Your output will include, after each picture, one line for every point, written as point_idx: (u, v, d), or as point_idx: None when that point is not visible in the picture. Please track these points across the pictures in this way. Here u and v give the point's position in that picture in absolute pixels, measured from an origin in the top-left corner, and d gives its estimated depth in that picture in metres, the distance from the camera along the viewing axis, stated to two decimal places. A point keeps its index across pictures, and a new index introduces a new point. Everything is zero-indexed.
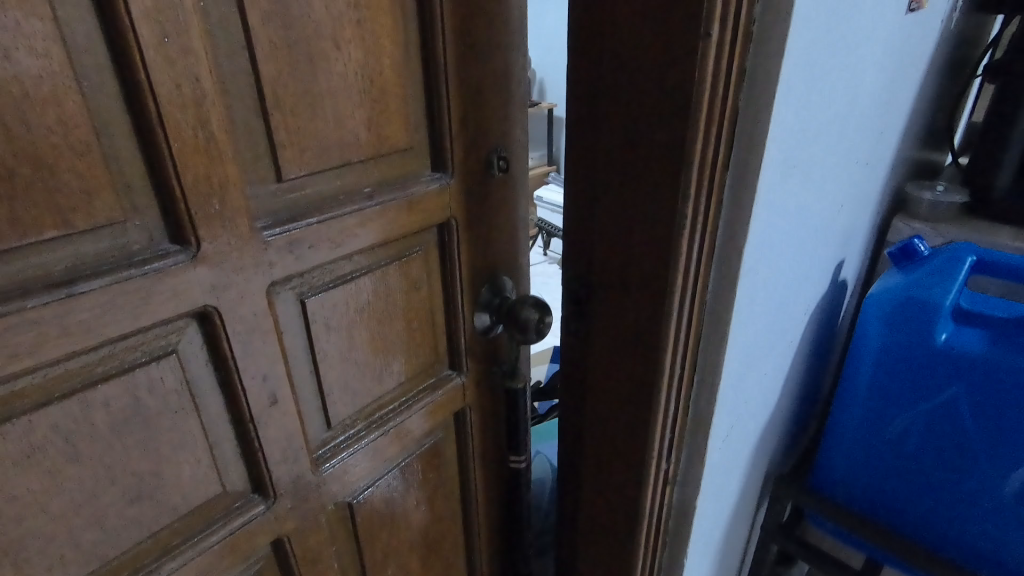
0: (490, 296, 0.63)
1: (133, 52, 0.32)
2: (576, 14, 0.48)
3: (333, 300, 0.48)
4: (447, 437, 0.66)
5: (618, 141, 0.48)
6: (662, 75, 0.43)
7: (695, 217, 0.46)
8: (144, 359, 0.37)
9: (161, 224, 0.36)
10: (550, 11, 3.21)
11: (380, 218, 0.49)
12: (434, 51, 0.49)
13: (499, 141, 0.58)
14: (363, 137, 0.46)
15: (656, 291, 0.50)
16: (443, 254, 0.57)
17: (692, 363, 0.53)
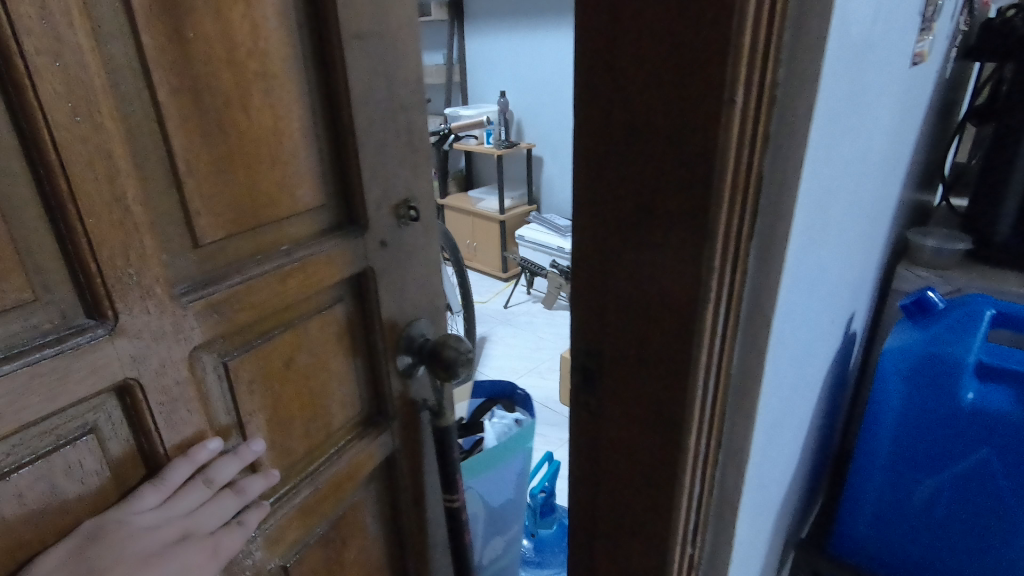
0: (409, 340, 0.76)
1: (44, 137, 0.38)
2: (583, 70, 0.43)
3: (261, 348, 0.58)
4: (377, 475, 0.78)
5: (631, 210, 0.44)
6: (677, 141, 0.39)
7: (718, 289, 0.41)
8: (63, 436, 0.43)
9: (78, 301, 0.42)
10: (528, 56, 3.28)
11: (299, 271, 0.59)
12: (342, 107, 0.60)
13: (407, 194, 0.70)
14: (280, 201, 0.57)
15: (677, 369, 0.45)
16: (360, 301, 0.69)
17: (717, 443, 0.49)
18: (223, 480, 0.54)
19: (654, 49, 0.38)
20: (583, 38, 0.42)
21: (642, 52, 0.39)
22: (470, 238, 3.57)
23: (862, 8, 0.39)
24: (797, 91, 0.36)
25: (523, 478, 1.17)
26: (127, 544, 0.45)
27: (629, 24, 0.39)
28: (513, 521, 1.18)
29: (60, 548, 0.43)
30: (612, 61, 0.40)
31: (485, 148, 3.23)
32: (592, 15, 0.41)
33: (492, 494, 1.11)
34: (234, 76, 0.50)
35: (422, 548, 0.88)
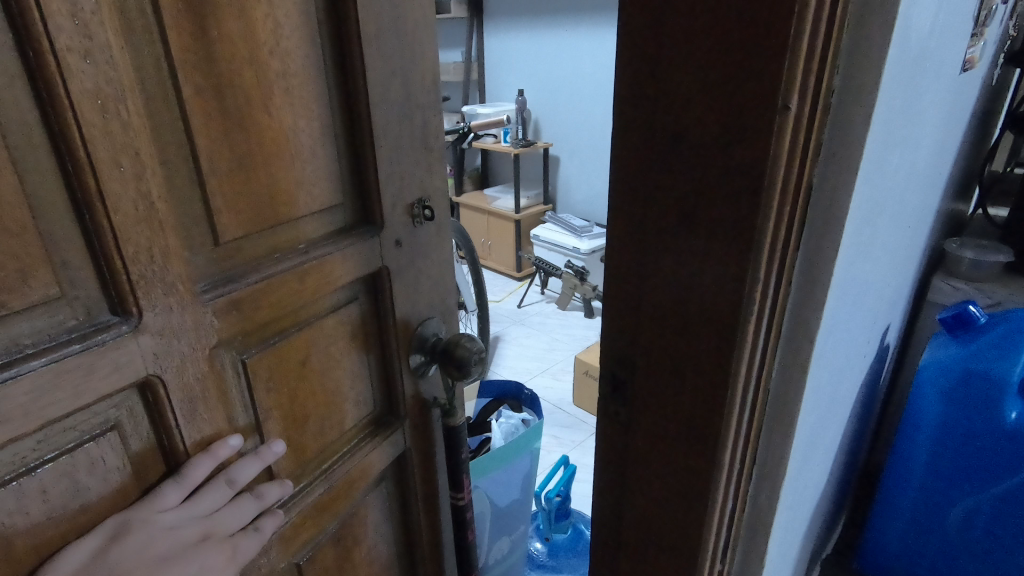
0: (423, 340, 0.74)
1: (73, 133, 0.37)
2: (626, 73, 0.41)
3: (276, 347, 0.56)
4: (389, 475, 0.76)
5: (676, 220, 0.42)
6: (724, 149, 0.37)
7: (761, 302, 0.40)
8: (85, 433, 0.42)
9: (103, 298, 0.41)
10: (546, 54, 3.25)
11: (316, 270, 0.58)
12: (358, 105, 0.59)
13: (421, 193, 0.68)
14: (298, 198, 0.55)
15: (714, 385, 0.43)
16: (374, 301, 0.67)
17: (751, 458, 0.47)
18: (244, 481, 0.53)
19: (702, 53, 0.36)
20: (628, 40, 0.40)
21: (690, 57, 0.37)
22: (484, 237, 3.55)
23: (923, 15, 0.37)
24: (853, 100, 0.35)
25: (529, 478, 1.15)
26: (148, 543, 0.45)
27: (677, 27, 0.37)
28: (519, 520, 1.17)
29: (84, 544, 0.42)
30: (658, 65, 0.39)
31: (502, 146, 3.21)
32: (639, 16, 0.39)
33: (499, 495, 1.09)
34: (256, 74, 0.49)
35: (433, 552, 0.87)
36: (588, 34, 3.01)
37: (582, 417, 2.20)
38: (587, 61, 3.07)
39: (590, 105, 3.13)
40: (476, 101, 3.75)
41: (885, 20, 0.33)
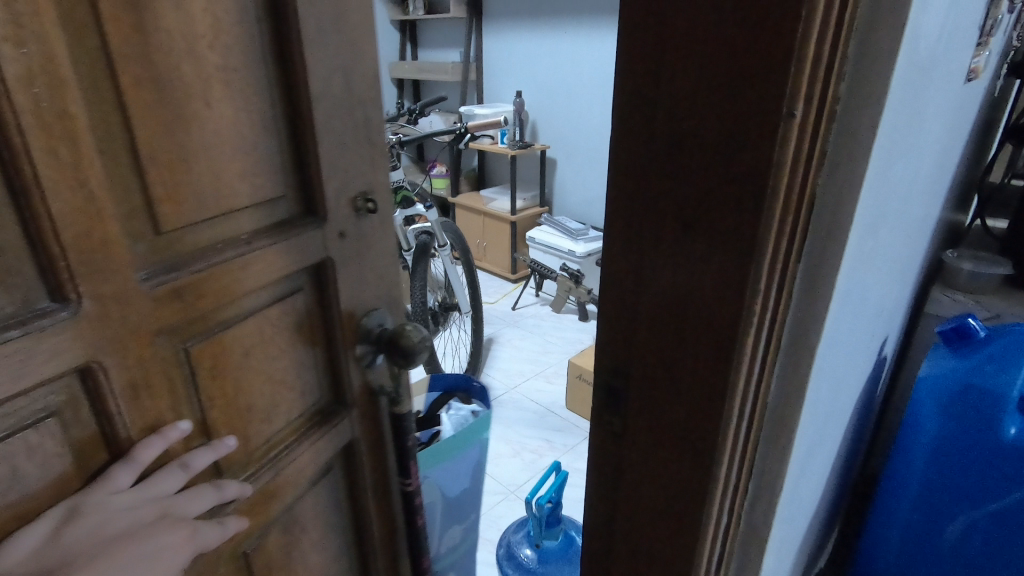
0: (372, 330, 0.70)
1: (7, 114, 0.35)
2: (626, 74, 0.40)
3: (218, 339, 0.53)
4: (341, 470, 0.74)
5: (673, 226, 0.41)
6: (726, 155, 0.36)
7: (762, 314, 0.39)
8: (22, 422, 0.39)
9: (41, 286, 0.39)
10: (544, 57, 3.25)
11: (260, 259, 0.55)
12: (300, 93, 0.55)
13: (365, 183, 0.65)
14: (241, 186, 0.52)
15: (711, 398, 0.42)
16: (321, 293, 0.64)
17: (748, 472, 0.46)
18: (200, 468, 0.52)
19: (702, 56, 0.35)
20: (628, 41, 0.39)
21: (689, 59, 0.36)
22: (480, 238, 3.54)
23: (931, 22, 0.36)
24: (862, 107, 0.34)
25: (480, 468, 1.15)
26: (101, 526, 0.44)
27: (677, 28, 0.36)
28: (470, 510, 1.17)
29: (32, 530, 0.41)
30: (659, 67, 0.38)
31: (499, 147, 3.20)
32: (639, 17, 0.38)
33: (449, 486, 1.09)
34: (197, 61, 0.46)
35: (396, 549, 0.85)
36: (587, 37, 3.00)
37: (575, 421, 2.19)
38: (585, 64, 3.06)
39: (588, 107, 3.12)
40: (474, 102, 3.74)
41: (896, 23, 0.32)
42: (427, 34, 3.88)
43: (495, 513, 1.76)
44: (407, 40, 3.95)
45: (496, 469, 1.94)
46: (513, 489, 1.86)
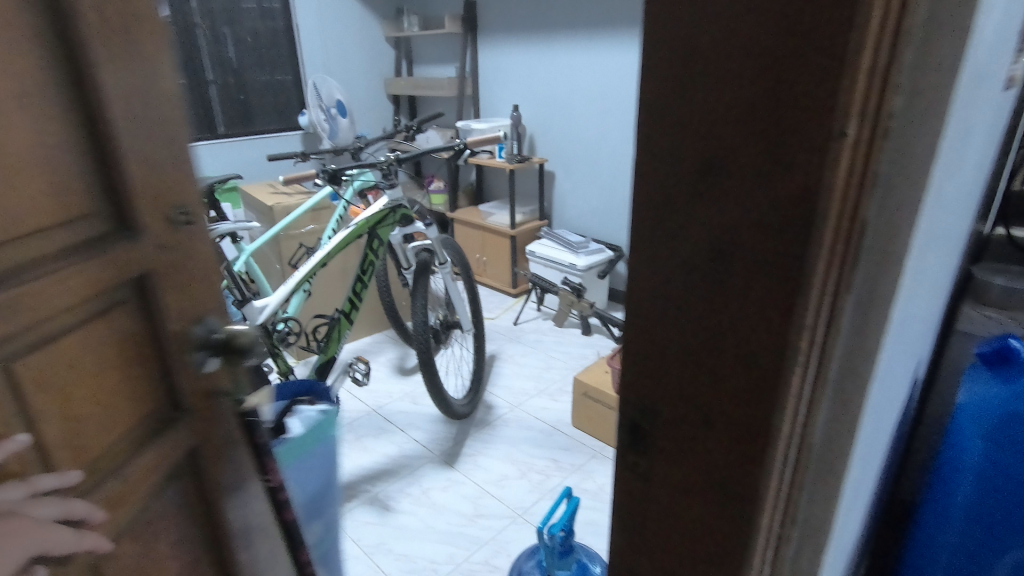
0: (201, 336, 0.67)
1: None
2: (650, 94, 0.37)
3: (40, 356, 0.52)
4: (190, 483, 0.71)
5: (702, 256, 0.37)
6: (767, 180, 0.33)
7: (806, 350, 0.36)
8: None
9: None
10: (541, 70, 3.24)
11: (75, 274, 0.53)
12: (102, 109, 0.53)
13: (180, 197, 0.62)
14: (45, 203, 0.51)
15: (751, 442, 0.39)
16: (145, 305, 0.61)
17: (791, 518, 0.43)
18: (45, 485, 0.52)
19: (738, 73, 0.32)
20: (651, 58, 0.36)
21: (722, 76, 0.33)
22: (479, 253, 3.51)
23: (988, 29, 0.33)
24: (917, 123, 0.31)
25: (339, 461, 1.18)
26: None
27: (709, 43, 0.33)
28: (328, 505, 1.17)
29: None
30: (687, 85, 0.34)
31: (497, 161, 3.20)
32: (663, 32, 0.35)
33: (312, 481, 1.11)
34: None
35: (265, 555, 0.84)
36: (583, 49, 2.99)
37: (581, 439, 2.14)
38: (583, 76, 3.04)
39: (586, 120, 3.10)
40: (470, 117, 3.72)
41: (957, 33, 0.29)
42: (423, 50, 3.87)
43: (502, 538, 1.71)
44: (403, 56, 3.94)
45: (501, 491, 1.89)
46: (520, 511, 1.81)
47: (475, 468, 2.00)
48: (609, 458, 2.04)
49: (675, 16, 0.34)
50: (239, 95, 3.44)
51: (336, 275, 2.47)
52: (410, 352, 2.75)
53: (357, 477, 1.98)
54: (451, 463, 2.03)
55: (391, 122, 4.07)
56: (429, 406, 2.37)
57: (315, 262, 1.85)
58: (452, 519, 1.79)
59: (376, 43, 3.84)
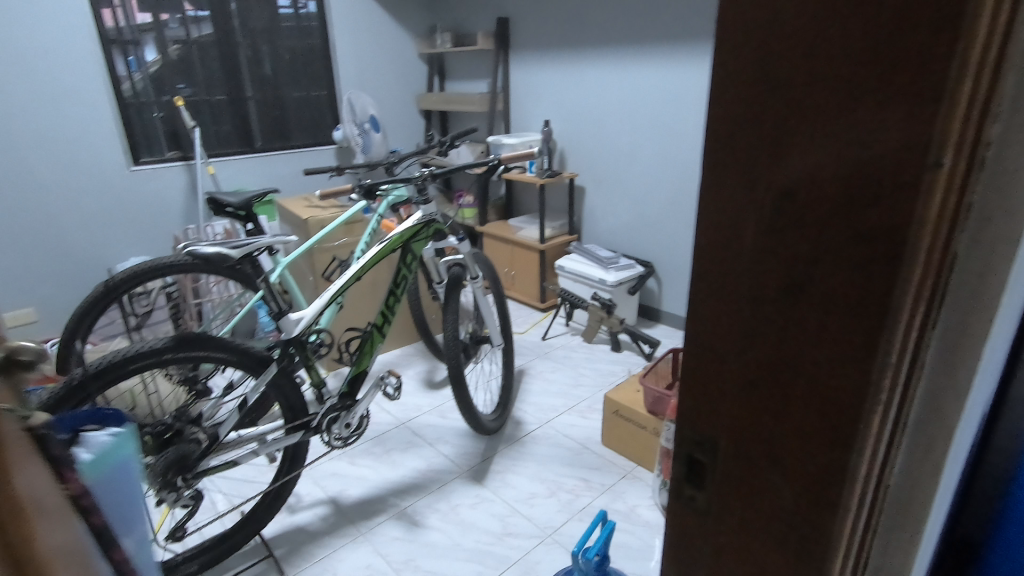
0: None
1: None
2: (720, 122, 0.36)
3: None
4: None
5: (774, 288, 0.36)
6: (851, 213, 0.31)
7: (889, 387, 0.34)
8: None
9: None
10: (572, 86, 3.24)
11: None
12: None
13: None
14: None
15: (825, 484, 0.37)
16: None
17: (864, 561, 0.41)
18: None
19: (821, 102, 0.31)
20: (723, 86, 0.35)
21: (803, 105, 0.31)
22: (508, 267, 3.51)
23: None
24: (1013, 155, 0.31)
25: (132, 470, 1.01)
26: None
27: (789, 71, 0.32)
28: (135, 516, 1.05)
29: None
30: (761, 114, 0.33)
31: (528, 176, 3.20)
32: (738, 56, 0.34)
33: (112, 498, 0.96)
34: None
35: None
36: (615, 65, 2.99)
37: (612, 459, 2.10)
38: (614, 92, 3.04)
39: (617, 135, 3.09)
40: (501, 131, 3.75)
41: None
42: (455, 67, 3.93)
43: (532, 558, 1.69)
44: (435, 73, 4.01)
45: (531, 510, 1.87)
46: (550, 531, 1.78)
47: (504, 485, 1.98)
48: (641, 478, 2.00)
49: (751, 43, 0.33)
50: (276, 111, 3.53)
51: (367, 288, 2.50)
52: (439, 365, 2.75)
53: (386, 491, 1.98)
54: (480, 480, 2.01)
55: (422, 137, 4.13)
56: (458, 420, 2.36)
57: (350, 276, 1.87)
58: (481, 537, 1.77)
59: (409, 60, 3.91)
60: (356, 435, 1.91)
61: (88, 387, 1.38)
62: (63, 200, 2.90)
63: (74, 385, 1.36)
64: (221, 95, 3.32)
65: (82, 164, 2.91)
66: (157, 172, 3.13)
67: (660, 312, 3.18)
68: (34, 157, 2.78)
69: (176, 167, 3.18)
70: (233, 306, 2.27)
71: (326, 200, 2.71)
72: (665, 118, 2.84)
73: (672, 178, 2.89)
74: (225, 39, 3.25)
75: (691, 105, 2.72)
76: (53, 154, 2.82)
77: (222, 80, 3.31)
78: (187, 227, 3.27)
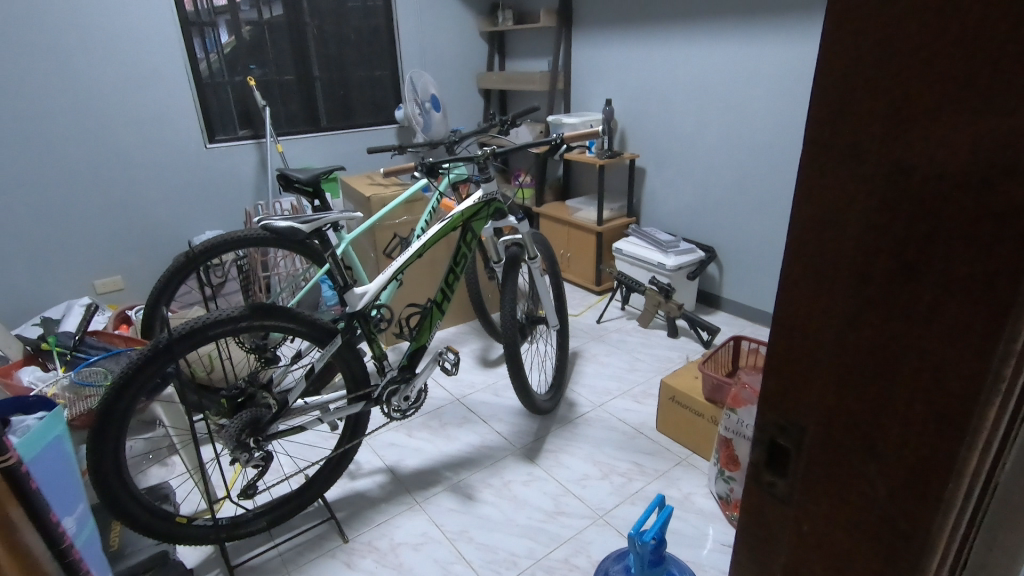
0: None
1: None
2: (829, 92, 0.34)
3: None
4: None
5: (883, 267, 0.34)
6: (977, 188, 0.29)
7: (1011, 377, 0.32)
8: None
9: None
10: (637, 63, 3.15)
11: None
12: None
13: None
14: None
15: (926, 477, 0.35)
16: None
17: (963, 565, 0.39)
18: None
19: (950, 67, 0.29)
20: (833, 53, 0.33)
21: (929, 71, 0.29)
22: (564, 249, 3.49)
23: None
24: None
25: (68, 459, 1.31)
26: None
27: (915, 35, 0.29)
28: (76, 499, 1.33)
29: None
30: (878, 83, 0.31)
31: (587, 157, 3.16)
32: (859, 19, 0.31)
33: (49, 478, 1.24)
34: None
35: None
36: (683, 41, 2.88)
37: (667, 445, 2.08)
38: (680, 69, 2.93)
39: (682, 115, 2.98)
40: (561, 111, 3.70)
41: None
42: (516, 45, 3.89)
43: (584, 538, 1.70)
44: (496, 51, 3.99)
45: (583, 491, 1.87)
46: (601, 513, 1.79)
47: (557, 465, 2.00)
48: (695, 466, 1.97)
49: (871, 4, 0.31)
50: (341, 90, 3.61)
51: (426, 266, 2.54)
52: (494, 344, 2.78)
53: (442, 463, 2.03)
54: (532, 458, 2.03)
55: (481, 117, 4.14)
56: (512, 399, 2.39)
57: (411, 253, 1.90)
58: (533, 514, 1.79)
59: (470, 38, 3.90)
60: (413, 408, 1.96)
61: (173, 348, 1.46)
62: (146, 175, 3.08)
63: (161, 347, 1.44)
64: (290, 75, 3.43)
65: (163, 141, 3.08)
66: (230, 150, 3.27)
67: (720, 299, 3.09)
68: (121, 134, 2.97)
69: (248, 145, 3.31)
70: (299, 280, 2.36)
71: (388, 179, 2.77)
72: (733, 97, 2.72)
73: (739, 159, 2.77)
74: (294, 20, 3.33)
75: (762, 83, 2.59)
76: (139, 133, 3.01)
77: (291, 60, 3.41)
78: (257, 203, 3.42)
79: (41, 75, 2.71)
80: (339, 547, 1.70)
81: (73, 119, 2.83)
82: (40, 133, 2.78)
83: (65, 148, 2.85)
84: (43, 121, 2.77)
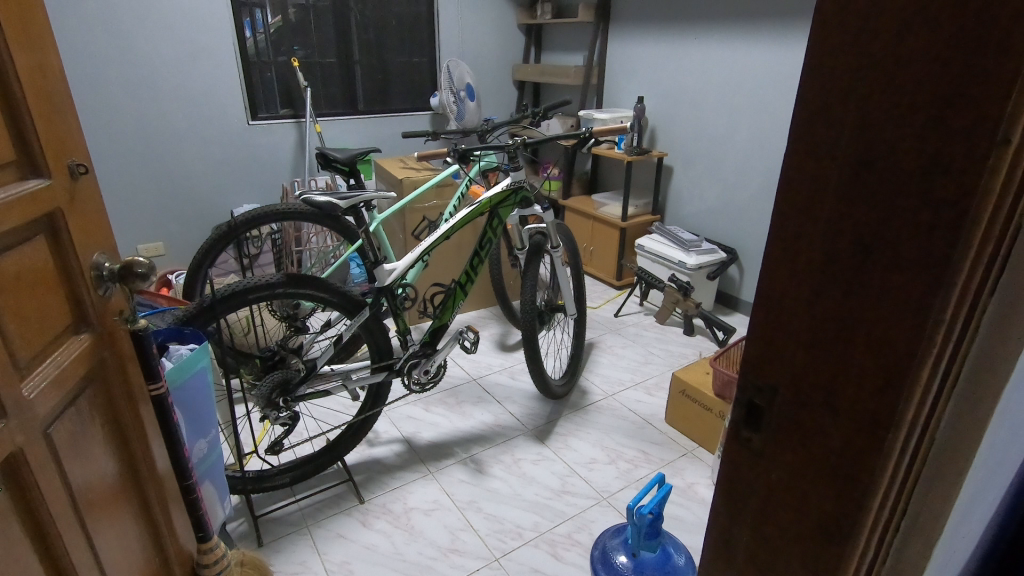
0: None
1: None
2: (808, 97, 0.40)
3: None
4: None
5: (845, 250, 0.40)
6: (922, 185, 0.36)
7: (943, 344, 0.38)
8: None
9: None
10: (671, 62, 3.18)
11: None
12: None
13: None
14: None
15: (871, 427, 0.42)
16: None
17: (903, 507, 0.46)
18: None
19: (904, 79, 0.35)
20: (818, 58, 0.39)
21: (888, 80, 0.35)
22: (588, 242, 3.55)
23: None
24: None
25: (209, 390, 1.38)
26: None
27: (878, 53, 0.36)
28: (211, 425, 1.41)
29: None
30: (849, 88, 0.37)
31: (617, 152, 3.21)
32: (834, 39, 0.37)
33: (191, 403, 1.32)
34: None
35: None
36: (718, 42, 2.89)
37: (674, 436, 2.14)
38: (714, 71, 2.95)
39: (714, 116, 3.00)
40: (593, 106, 3.75)
41: None
42: (553, 38, 3.94)
43: (587, 517, 1.77)
44: (533, 43, 4.05)
45: (589, 473, 1.95)
46: (606, 495, 1.86)
47: (566, 448, 2.07)
48: (700, 458, 2.03)
49: (845, 28, 0.37)
50: (380, 76, 3.71)
51: (452, 250, 2.63)
52: (512, 330, 2.87)
53: (455, 438, 2.12)
54: (543, 440, 2.11)
55: (515, 107, 4.20)
56: (527, 383, 2.47)
57: (439, 235, 1.97)
58: (540, 491, 1.87)
59: (509, 30, 3.96)
60: (433, 383, 2.04)
61: (216, 308, 1.58)
62: (192, 148, 3.22)
63: (205, 306, 1.56)
64: (332, 58, 3.53)
65: (208, 116, 3.21)
66: (272, 128, 3.40)
67: (739, 302, 3.12)
68: (170, 107, 3.10)
69: (288, 124, 3.43)
70: (329, 256, 2.46)
71: (420, 163, 2.85)
72: (765, 101, 2.73)
73: (766, 163, 2.79)
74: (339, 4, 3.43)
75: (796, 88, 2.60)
76: (185, 107, 3.14)
77: (335, 44, 3.51)
78: (294, 180, 3.55)
79: (101, 47, 2.85)
80: (355, 506, 1.81)
81: (127, 91, 2.98)
82: (97, 102, 2.93)
83: (119, 119, 3.01)
84: (99, 89, 2.91)
